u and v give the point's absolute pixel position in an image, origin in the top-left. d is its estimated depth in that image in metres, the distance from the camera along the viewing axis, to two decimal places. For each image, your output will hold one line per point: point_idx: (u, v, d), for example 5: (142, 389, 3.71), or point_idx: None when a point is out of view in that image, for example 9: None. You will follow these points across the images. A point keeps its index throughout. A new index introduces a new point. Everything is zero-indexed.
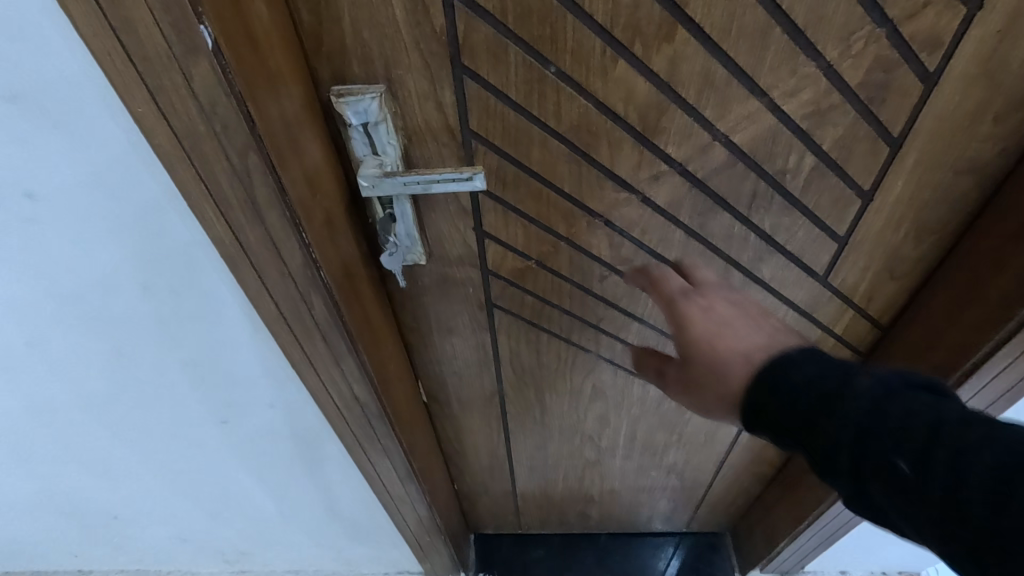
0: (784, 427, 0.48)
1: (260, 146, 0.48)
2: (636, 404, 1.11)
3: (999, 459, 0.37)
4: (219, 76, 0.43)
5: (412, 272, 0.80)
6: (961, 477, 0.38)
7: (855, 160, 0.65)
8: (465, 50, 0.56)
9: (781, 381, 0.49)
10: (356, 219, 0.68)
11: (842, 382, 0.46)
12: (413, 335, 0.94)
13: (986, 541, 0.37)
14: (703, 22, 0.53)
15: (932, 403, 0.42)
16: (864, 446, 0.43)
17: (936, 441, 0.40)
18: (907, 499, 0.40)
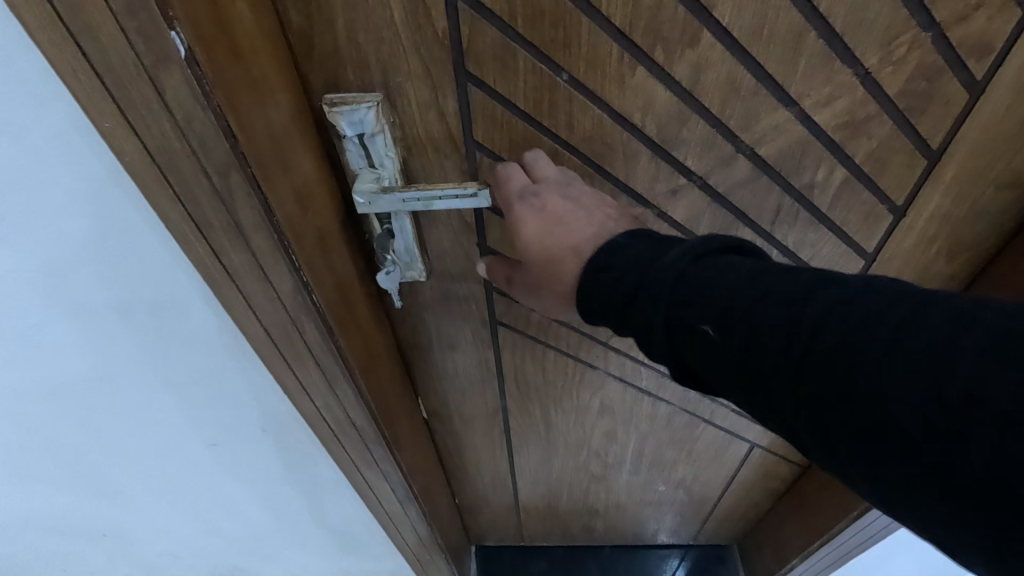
0: (604, 312, 0.47)
1: (242, 163, 0.43)
2: (644, 420, 1.07)
3: (794, 302, 0.38)
4: (193, 87, 0.38)
5: (411, 288, 0.76)
6: (762, 331, 0.38)
7: (889, 174, 0.60)
8: (470, 55, 0.51)
9: (605, 262, 0.47)
10: (353, 235, 0.64)
11: (652, 256, 0.45)
12: (412, 352, 0.89)
13: (779, 382, 0.37)
14: (732, 26, 0.48)
15: (731, 263, 0.43)
16: (672, 315, 0.42)
17: (735, 295, 0.40)
18: (714, 359, 0.40)
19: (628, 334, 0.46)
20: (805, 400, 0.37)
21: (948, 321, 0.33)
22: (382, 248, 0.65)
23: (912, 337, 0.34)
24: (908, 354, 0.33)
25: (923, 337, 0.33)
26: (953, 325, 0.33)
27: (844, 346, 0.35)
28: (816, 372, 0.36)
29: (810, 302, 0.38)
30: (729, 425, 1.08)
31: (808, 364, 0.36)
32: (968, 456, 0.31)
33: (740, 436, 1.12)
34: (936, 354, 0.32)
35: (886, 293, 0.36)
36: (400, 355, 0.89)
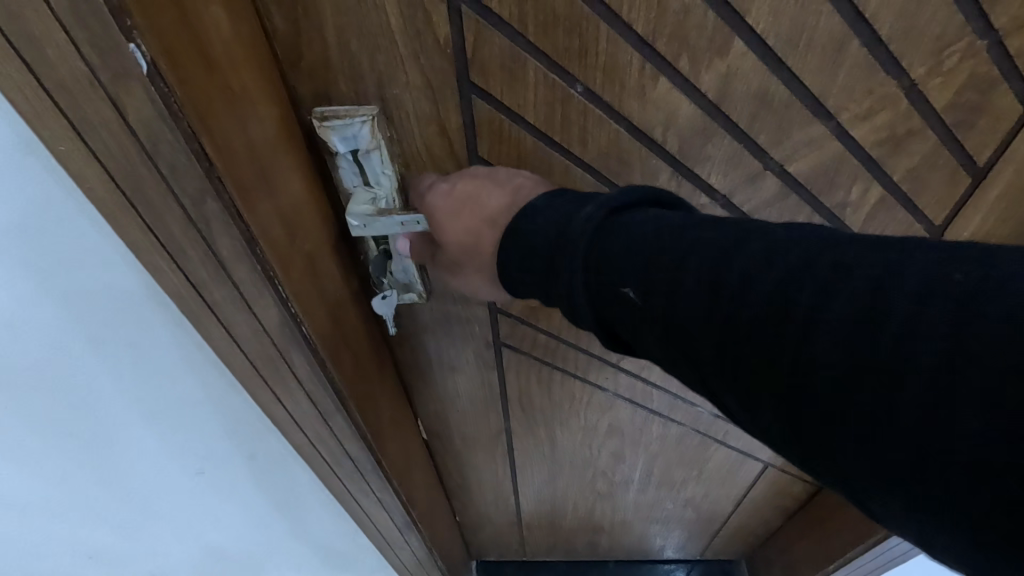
0: (529, 280, 0.45)
1: (221, 191, 0.37)
2: (654, 441, 1.02)
3: (714, 260, 0.36)
4: (159, 107, 0.32)
5: (410, 309, 0.71)
6: (683, 293, 0.36)
7: (929, 192, 0.56)
8: (474, 65, 0.46)
9: (524, 225, 0.45)
10: (347, 257, 0.58)
11: (573, 216, 0.43)
12: (411, 373, 0.84)
13: (699, 346, 0.35)
14: (767, 33, 0.44)
15: (654, 220, 0.40)
16: (597, 279, 0.40)
17: (657, 253, 0.38)
18: (637, 324, 0.38)
19: (552, 301, 0.44)
20: (724, 365, 0.34)
21: (874, 272, 0.31)
22: (376, 266, 0.60)
23: (837, 288, 0.31)
24: (831, 309, 0.31)
25: (850, 289, 0.31)
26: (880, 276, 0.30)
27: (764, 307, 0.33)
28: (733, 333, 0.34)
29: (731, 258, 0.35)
30: (743, 446, 1.03)
31: (730, 326, 0.34)
32: (888, 422, 0.29)
33: (754, 457, 1.07)
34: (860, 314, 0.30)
35: (811, 244, 0.34)
36: (399, 376, 0.84)
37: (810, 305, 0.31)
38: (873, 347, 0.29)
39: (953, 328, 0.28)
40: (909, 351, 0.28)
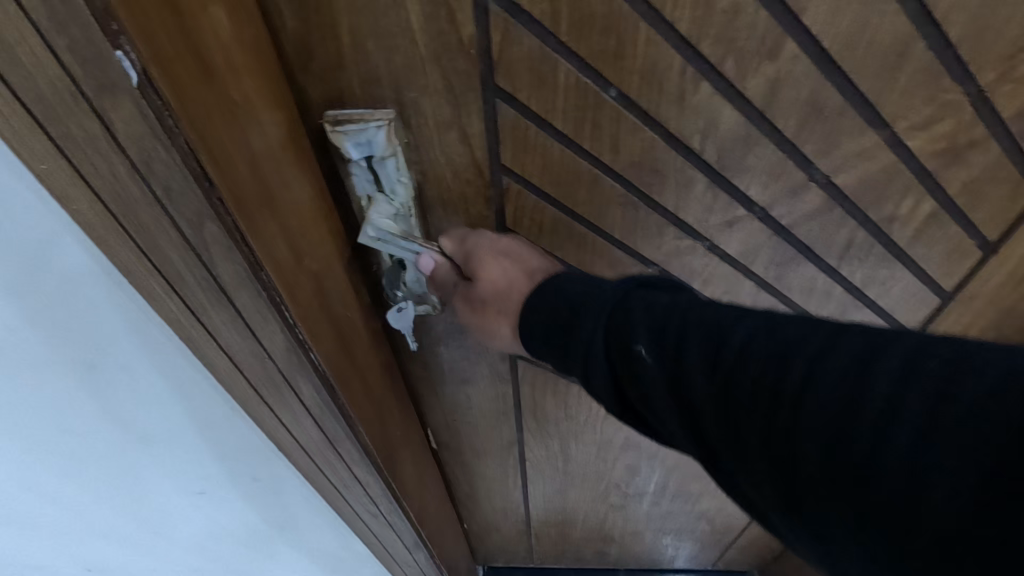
0: (543, 343, 0.45)
1: (222, 215, 0.34)
2: (672, 454, 0.98)
3: (720, 328, 0.37)
4: (150, 122, 0.29)
5: (422, 321, 0.68)
6: (689, 354, 0.37)
7: (985, 207, 0.52)
8: (500, 68, 0.42)
9: (551, 287, 0.45)
10: (358, 273, 0.55)
11: (592, 287, 0.44)
12: (422, 385, 0.81)
13: (704, 406, 0.36)
14: (823, 34, 0.40)
15: (669, 295, 0.41)
16: (610, 341, 0.41)
17: (676, 328, 0.38)
18: (655, 398, 0.38)
19: (567, 367, 0.44)
20: (730, 426, 0.35)
21: (875, 344, 0.32)
22: (392, 277, 0.57)
23: (860, 378, 0.31)
24: (828, 376, 0.32)
25: (872, 380, 0.31)
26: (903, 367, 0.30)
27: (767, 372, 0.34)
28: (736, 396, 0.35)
29: (750, 337, 0.35)
30: None
31: (732, 385, 0.35)
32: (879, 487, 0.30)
33: None
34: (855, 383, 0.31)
35: (812, 321, 0.35)
36: (410, 386, 0.81)
37: (834, 395, 0.31)
38: (893, 441, 0.30)
39: (941, 397, 0.29)
40: (931, 449, 0.29)
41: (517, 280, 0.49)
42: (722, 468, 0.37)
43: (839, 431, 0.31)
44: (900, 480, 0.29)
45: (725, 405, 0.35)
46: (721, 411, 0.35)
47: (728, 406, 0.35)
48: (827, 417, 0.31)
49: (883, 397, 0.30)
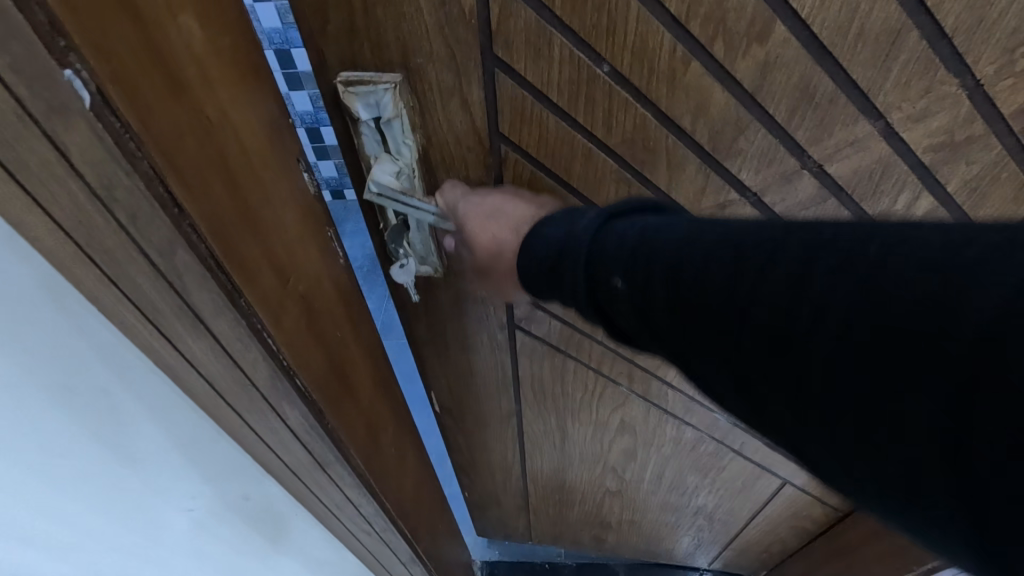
0: (540, 282, 0.48)
1: (191, 236, 0.32)
2: (668, 443, 0.99)
3: (684, 245, 0.38)
4: (109, 145, 0.27)
5: (426, 283, 0.72)
6: (654, 281, 0.39)
7: (987, 207, 0.51)
8: (498, 39, 0.45)
9: (537, 236, 0.48)
10: (341, 279, 0.55)
11: (569, 226, 0.46)
12: (427, 348, 0.85)
13: (666, 320, 0.38)
14: (813, 19, 0.40)
15: (639, 223, 0.43)
16: (591, 273, 0.43)
17: (642, 256, 0.40)
18: (632, 321, 0.41)
19: (561, 298, 0.47)
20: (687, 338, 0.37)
21: (812, 241, 0.32)
22: (394, 235, 0.61)
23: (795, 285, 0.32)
24: (768, 278, 0.33)
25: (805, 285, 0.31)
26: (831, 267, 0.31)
27: (717, 281, 0.35)
28: (691, 305, 0.37)
29: (704, 258, 0.37)
30: (759, 459, 1.00)
31: (688, 296, 0.37)
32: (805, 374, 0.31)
33: (772, 472, 1.03)
34: (788, 281, 0.32)
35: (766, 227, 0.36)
36: (415, 347, 0.85)
37: (771, 301, 0.32)
38: (816, 337, 0.30)
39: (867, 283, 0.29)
40: (860, 352, 0.29)
41: (508, 239, 0.52)
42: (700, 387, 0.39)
43: (774, 335, 0.32)
44: (825, 390, 0.30)
45: (681, 317, 0.37)
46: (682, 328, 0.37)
47: (686, 321, 0.37)
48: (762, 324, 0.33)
49: (819, 314, 0.30)
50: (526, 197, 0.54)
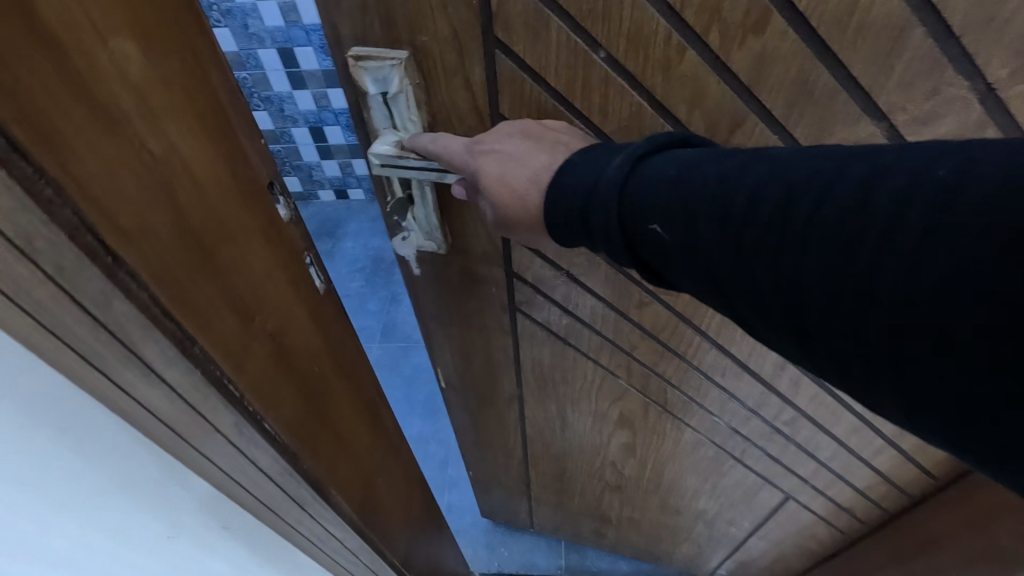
0: (573, 228, 0.45)
1: (125, 280, 0.30)
2: (667, 442, 0.99)
3: (729, 180, 0.37)
4: (20, 195, 0.24)
5: (431, 260, 0.74)
6: (699, 225, 0.38)
7: None
8: (498, 20, 0.46)
9: (559, 181, 0.45)
10: (325, 307, 0.50)
11: (596, 174, 0.43)
12: (432, 322, 0.88)
13: (718, 266, 0.37)
14: (811, 13, 0.40)
15: (684, 159, 0.41)
16: (628, 217, 0.41)
17: (689, 198, 0.38)
18: (681, 269, 0.40)
19: (598, 250, 0.45)
20: (742, 284, 0.36)
21: (875, 172, 0.32)
22: (397, 208, 0.63)
23: (873, 220, 0.31)
24: (829, 216, 0.32)
25: (884, 219, 0.30)
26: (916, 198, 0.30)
27: (772, 220, 0.34)
28: (743, 246, 0.36)
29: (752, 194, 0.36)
30: (761, 470, 0.98)
31: (738, 237, 0.36)
32: (872, 316, 0.30)
33: (774, 485, 1.01)
34: (849, 221, 0.31)
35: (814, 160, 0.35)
36: (422, 320, 0.88)
37: (829, 244, 0.32)
38: (883, 277, 0.30)
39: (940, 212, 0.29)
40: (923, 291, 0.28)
41: (528, 192, 0.48)
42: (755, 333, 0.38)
43: (843, 276, 0.31)
44: (893, 331, 0.30)
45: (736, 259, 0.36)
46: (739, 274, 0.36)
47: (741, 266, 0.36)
48: (833, 260, 0.32)
49: (887, 254, 0.30)
50: (540, 138, 0.49)
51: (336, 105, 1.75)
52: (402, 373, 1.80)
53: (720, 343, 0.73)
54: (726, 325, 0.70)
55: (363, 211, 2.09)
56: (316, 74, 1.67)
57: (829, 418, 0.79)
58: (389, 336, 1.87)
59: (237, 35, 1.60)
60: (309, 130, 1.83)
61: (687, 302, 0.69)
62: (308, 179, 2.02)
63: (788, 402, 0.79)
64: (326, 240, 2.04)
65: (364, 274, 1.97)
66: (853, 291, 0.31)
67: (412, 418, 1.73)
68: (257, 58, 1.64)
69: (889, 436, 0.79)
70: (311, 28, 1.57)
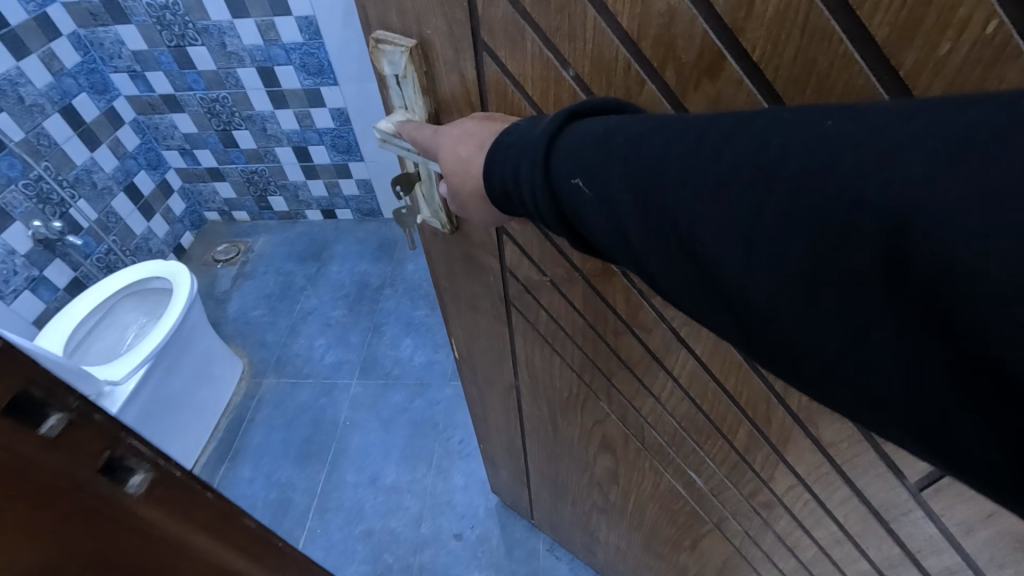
0: (501, 191, 0.43)
1: None
2: (645, 480, 0.95)
3: (645, 128, 0.36)
4: None
5: (441, 236, 0.78)
6: (618, 177, 0.35)
7: None
8: (484, 26, 0.48)
9: (501, 140, 0.43)
10: (161, 511, 0.41)
11: (525, 140, 0.41)
12: (443, 296, 0.92)
13: (635, 223, 0.35)
14: (766, 66, 0.37)
15: (603, 123, 0.38)
16: (554, 173, 0.39)
17: (607, 151, 0.36)
18: (605, 238, 0.37)
19: (534, 219, 0.43)
20: (661, 243, 0.34)
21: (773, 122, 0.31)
22: (403, 182, 0.66)
23: (770, 175, 0.30)
24: (733, 168, 0.31)
25: (780, 173, 0.29)
26: (806, 145, 0.29)
27: (684, 168, 0.33)
28: (660, 197, 0.34)
29: (667, 139, 0.34)
30: (741, 546, 0.90)
31: (654, 186, 0.34)
32: (774, 269, 0.30)
33: (755, 568, 0.92)
34: (752, 170, 0.30)
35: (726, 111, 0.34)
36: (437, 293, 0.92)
37: (736, 196, 0.31)
38: (781, 226, 0.29)
39: (822, 151, 0.28)
40: (817, 240, 0.28)
41: (472, 157, 0.47)
42: (672, 297, 0.36)
43: (747, 233, 0.30)
44: (796, 284, 0.29)
45: (653, 214, 0.34)
46: (653, 235, 0.34)
47: (659, 220, 0.34)
48: (740, 212, 0.30)
49: (787, 202, 0.29)
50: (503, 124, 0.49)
51: (319, 125, 1.91)
52: (380, 415, 1.68)
53: (692, 396, 0.69)
54: (695, 379, 0.66)
55: (348, 236, 2.16)
56: (298, 92, 1.84)
57: (808, 519, 0.71)
58: (369, 372, 1.77)
59: (215, 53, 1.76)
60: (294, 149, 2.00)
61: (659, 343, 0.66)
62: (294, 198, 2.15)
63: (764, 482, 0.72)
64: (313, 264, 2.07)
65: (347, 301, 1.95)
66: (758, 248, 0.30)
67: (387, 466, 1.57)
68: (236, 76, 1.82)
69: (876, 565, 0.68)
70: (290, 46, 1.73)
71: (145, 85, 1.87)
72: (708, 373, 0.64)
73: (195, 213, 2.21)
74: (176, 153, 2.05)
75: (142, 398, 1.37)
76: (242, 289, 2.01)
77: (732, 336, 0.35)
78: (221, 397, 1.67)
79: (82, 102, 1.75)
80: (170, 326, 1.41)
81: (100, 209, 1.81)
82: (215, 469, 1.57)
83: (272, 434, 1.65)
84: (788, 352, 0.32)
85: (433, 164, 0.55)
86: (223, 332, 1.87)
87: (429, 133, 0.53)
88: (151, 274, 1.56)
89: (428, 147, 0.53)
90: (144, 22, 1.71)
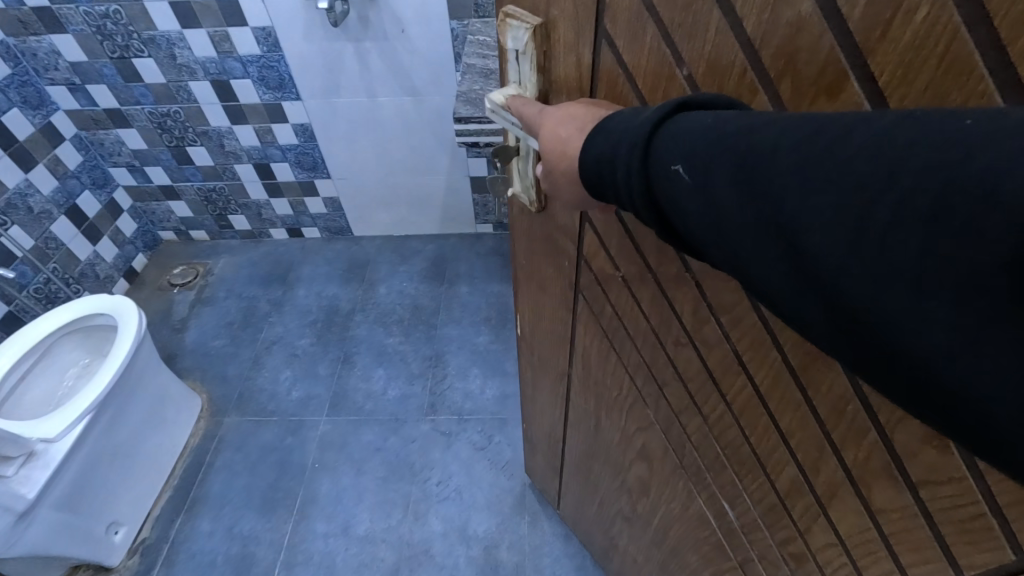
0: (595, 176, 0.44)
1: None
2: (676, 500, 0.93)
3: (758, 120, 0.35)
4: None
5: (527, 212, 0.80)
6: (722, 168, 0.35)
7: None
8: (608, 13, 0.49)
9: (603, 126, 0.44)
10: None
11: (627, 125, 0.42)
12: (518, 274, 0.95)
13: (733, 215, 0.34)
14: (892, 95, 0.35)
15: (712, 115, 0.37)
16: (654, 159, 0.38)
17: (717, 139, 0.35)
18: (697, 227, 0.36)
19: (621, 204, 0.43)
20: (759, 237, 0.33)
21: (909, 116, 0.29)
22: (501, 154, 0.69)
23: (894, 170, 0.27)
24: (852, 162, 0.29)
25: (904, 168, 0.27)
26: (939, 137, 0.26)
27: (795, 161, 0.31)
28: (765, 189, 0.32)
29: (778, 132, 0.33)
30: None
31: (761, 177, 0.33)
32: (875, 272, 0.28)
33: None
34: (870, 167, 0.28)
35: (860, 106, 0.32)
36: (513, 271, 0.95)
37: (847, 194, 0.29)
38: (893, 227, 0.27)
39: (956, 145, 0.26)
40: (930, 244, 0.26)
41: (570, 138, 0.49)
42: (760, 296, 0.35)
43: (851, 232, 0.28)
44: (895, 293, 0.27)
45: (755, 205, 0.33)
46: (751, 221, 0.33)
47: (759, 215, 0.33)
48: (849, 209, 0.29)
49: (903, 200, 0.27)
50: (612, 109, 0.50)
51: (282, 141, 2.00)
52: (350, 455, 1.70)
53: (742, 424, 0.67)
54: (750, 407, 0.63)
55: (314, 258, 2.26)
56: (258, 108, 1.90)
57: None
58: (340, 407, 1.81)
59: (165, 64, 1.79)
60: (255, 166, 2.09)
61: (717, 362, 0.64)
62: (258, 217, 2.26)
63: (799, 532, 0.68)
64: (277, 289, 2.16)
65: (314, 329, 2.01)
66: (862, 249, 0.28)
67: (360, 513, 1.57)
68: (187, 91, 1.86)
69: None
70: (246, 59, 1.77)
71: (86, 99, 1.89)
72: (764, 404, 0.61)
73: (148, 233, 2.30)
74: (124, 170, 2.11)
75: (82, 451, 1.33)
76: (200, 317, 2.08)
77: (819, 338, 0.33)
78: (176, 439, 1.68)
79: (14, 119, 1.75)
80: (117, 364, 1.40)
81: (39, 234, 1.84)
82: (171, 521, 1.57)
83: (233, 480, 1.66)
84: (878, 363, 0.30)
85: (535, 140, 0.57)
86: (181, 365, 1.93)
87: (533, 111, 0.55)
88: (92, 310, 1.58)
89: (531, 127, 0.56)
90: (82, 31, 1.72)
